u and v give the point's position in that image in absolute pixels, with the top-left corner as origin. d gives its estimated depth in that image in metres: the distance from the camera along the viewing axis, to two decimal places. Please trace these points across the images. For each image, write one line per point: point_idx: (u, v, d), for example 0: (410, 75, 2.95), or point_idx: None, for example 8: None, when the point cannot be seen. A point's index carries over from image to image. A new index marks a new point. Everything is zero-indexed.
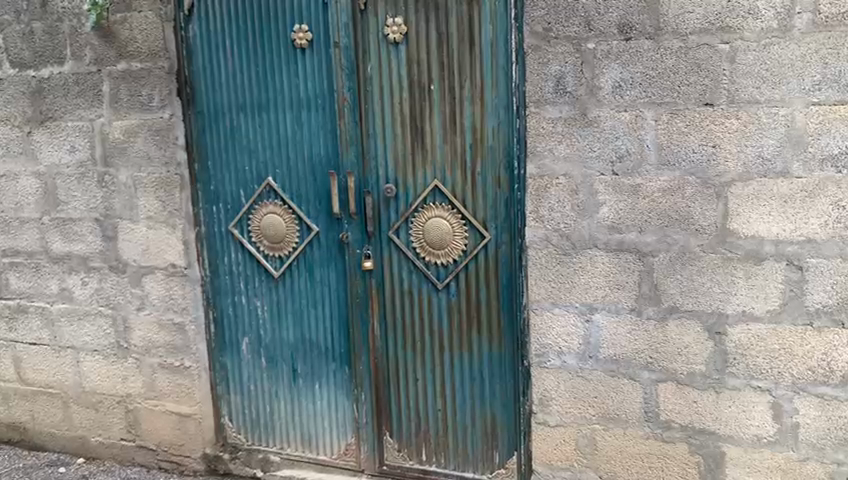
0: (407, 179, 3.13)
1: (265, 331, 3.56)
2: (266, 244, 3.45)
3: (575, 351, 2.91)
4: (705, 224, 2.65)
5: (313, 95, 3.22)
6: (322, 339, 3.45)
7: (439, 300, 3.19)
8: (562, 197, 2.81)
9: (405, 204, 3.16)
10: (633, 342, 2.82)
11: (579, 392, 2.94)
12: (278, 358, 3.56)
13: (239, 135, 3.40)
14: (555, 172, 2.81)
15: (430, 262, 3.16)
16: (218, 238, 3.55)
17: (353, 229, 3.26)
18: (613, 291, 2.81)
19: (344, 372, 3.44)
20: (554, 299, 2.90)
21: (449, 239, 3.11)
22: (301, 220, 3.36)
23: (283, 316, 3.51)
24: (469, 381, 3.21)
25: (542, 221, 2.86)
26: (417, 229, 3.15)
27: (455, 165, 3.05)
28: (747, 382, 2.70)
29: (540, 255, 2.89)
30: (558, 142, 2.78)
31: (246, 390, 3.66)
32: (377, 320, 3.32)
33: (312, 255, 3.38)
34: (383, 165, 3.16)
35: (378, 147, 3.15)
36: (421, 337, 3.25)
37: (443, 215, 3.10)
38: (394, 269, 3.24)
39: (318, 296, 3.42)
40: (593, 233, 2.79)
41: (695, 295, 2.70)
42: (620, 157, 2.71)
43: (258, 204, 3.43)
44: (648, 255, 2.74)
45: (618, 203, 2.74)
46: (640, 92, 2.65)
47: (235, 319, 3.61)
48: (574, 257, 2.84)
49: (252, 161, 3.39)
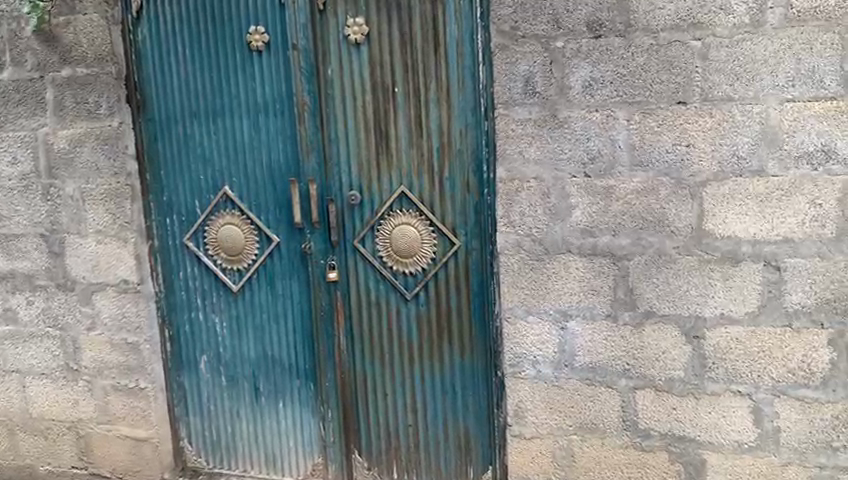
0: (372, 185, 3.01)
1: (224, 348, 3.40)
2: (224, 256, 3.29)
3: (549, 360, 2.81)
4: (680, 226, 2.57)
5: (271, 99, 3.08)
6: (285, 354, 3.30)
7: (408, 310, 3.07)
8: (534, 200, 2.71)
9: (370, 211, 3.03)
10: (610, 349, 2.73)
11: (555, 401, 2.84)
12: (239, 376, 3.40)
13: (193, 142, 3.24)
14: (526, 175, 2.70)
15: (398, 272, 3.04)
16: (172, 252, 3.38)
17: (316, 239, 3.12)
18: (588, 297, 2.71)
19: (309, 389, 3.29)
20: (527, 306, 2.79)
21: (417, 247, 2.99)
22: (261, 230, 3.21)
23: (243, 332, 3.35)
24: (441, 394, 3.09)
25: (513, 225, 2.75)
26: (384, 238, 3.03)
27: (422, 169, 2.94)
28: (727, 386, 2.63)
29: (512, 261, 2.77)
30: (527, 144, 2.68)
31: (206, 411, 3.49)
32: (343, 334, 3.18)
33: (273, 267, 3.23)
34: (345, 172, 3.03)
35: (341, 153, 3.02)
36: (390, 350, 3.13)
37: (410, 222, 2.98)
38: (360, 280, 3.11)
39: (280, 310, 3.27)
40: (566, 237, 2.69)
41: (672, 299, 2.63)
42: (592, 159, 2.62)
43: (214, 215, 3.27)
44: (623, 259, 2.65)
45: (591, 206, 2.65)
46: (611, 92, 2.57)
47: (192, 337, 3.44)
48: (547, 263, 2.73)
49: (208, 169, 3.24)
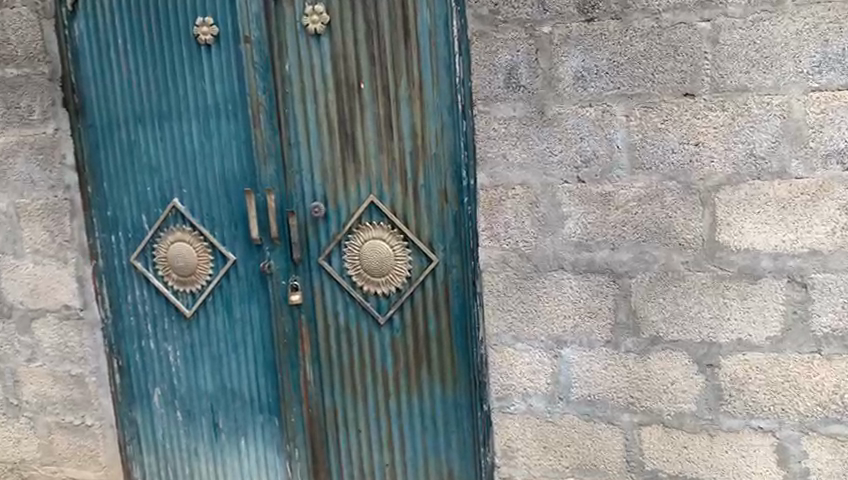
0: (338, 196, 2.65)
1: (179, 380, 3.04)
2: (175, 277, 2.94)
3: (542, 392, 2.45)
4: (690, 238, 2.22)
5: (223, 100, 2.73)
6: (246, 386, 2.93)
7: (381, 336, 2.71)
8: (520, 210, 2.35)
9: (336, 225, 2.67)
10: (611, 380, 2.37)
11: (549, 440, 2.48)
12: (196, 411, 3.04)
13: (138, 150, 2.88)
14: (511, 181, 2.35)
15: (369, 292, 2.68)
16: (119, 273, 3.02)
17: (276, 257, 2.76)
18: (585, 320, 2.36)
19: (273, 424, 2.93)
20: (515, 332, 2.43)
21: (390, 265, 2.63)
22: (215, 248, 2.86)
23: (199, 362, 2.99)
24: (421, 430, 2.73)
25: (497, 240, 2.40)
26: (352, 254, 2.67)
27: (394, 176, 2.59)
28: (746, 422, 2.28)
29: (496, 280, 2.42)
30: (511, 146, 2.33)
31: (161, 450, 3.12)
32: (309, 363, 2.81)
33: (230, 289, 2.88)
34: (307, 180, 2.67)
35: (302, 160, 2.66)
36: (362, 380, 2.76)
37: (381, 237, 2.63)
38: (326, 302, 2.75)
39: (240, 337, 2.91)
40: (558, 252, 2.34)
41: (681, 322, 2.28)
42: (586, 161, 2.27)
43: (163, 231, 2.91)
44: (624, 276, 2.29)
45: (586, 216, 2.29)
46: (607, 83, 2.22)
47: (143, 367, 3.07)
48: (536, 282, 2.38)
49: (154, 180, 2.88)
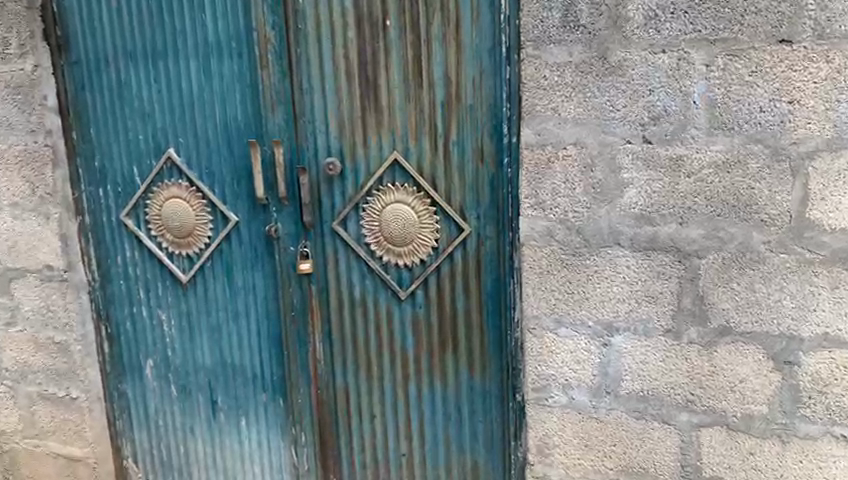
0: (356, 151, 2.31)
1: (174, 351, 2.73)
2: (170, 238, 2.61)
3: (587, 385, 2.13)
4: (775, 213, 1.87)
5: (225, 36, 2.37)
6: (248, 362, 2.63)
7: (402, 313, 2.38)
8: (571, 174, 2.00)
9: (353, 185, 2.33)
10: (668, 374, 2.05)
11: (592, 438, 2.17)
12: (191, 386, 2.74)
13: (130, 92, 2.53)
14: (562, 140, 1.99)
15: (390, 263, 2.35)
16: (107, 231, 2.70)
17: (284, 219, 2.43)
18: (642, 306, 2.02)
19: (277, 404, 2.63)
20: (559, 315, 2.10)
21: (414, 233, 2.29)
22: (214, 206, 2.52)
23: (196, 332, 2.68)
24: (443, 418, 2.43)
25: (542, 209, 2.05)
26: (371, 219, 2.33)
27: (422, 131, 2.23)
28: (826, 429, 1.96)
29: (539, 255, 2.08)
30: (564, 98, 1.97)
31: (153, 427, 2.84)
32: (319, 339, 2.50)
33: (231, 253, 2.55)
34: (321, 132, 2.32)
35: (315, 108, 2.31)
36: (378, 361, 2.45)
37: (404, 200, 2.28)
38: (340, 272, 2.42)
39: (242, 308, 2.59)
40: (615, 225, 1.99)
41: (757, 312, 1.94)
42: (655, 118, 1.91)
43: (157, 186, 2.58)
44: (692, 256, 1.96)
45: (651, 184, 1.94)
46: (686, 24, 1.84)
47: (134, 336, 2.77)
48: (587, 259, 2.04)
49: (148, 126, 2.54)
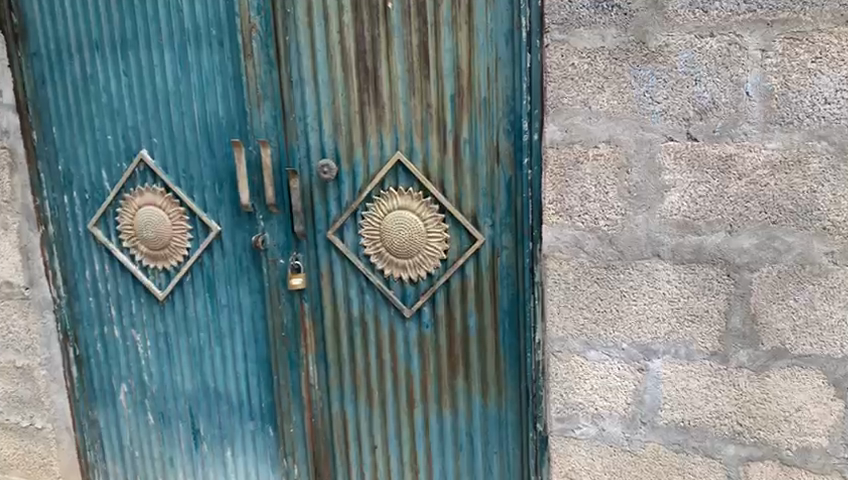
0: (353, 152, 2.04)
1: (150, 376, 2.45)
2: (144, 250, 2.33)
3: (619, 415, 1.88)
4: (840, 220, 1.62)
5: (204, 23, 2.10)
6: (234, 387, 2.36)
7: (406, 333, 2.12)
8: (604, 177, 1.75)
9: (351, 191, 2.07)
10: (713, 403, 1.80)
11: (625, 474, 1.92)
12: (170, 414, 2.46)
13: (96, 87, 2.25)
14: (593, 137, 1.74)
15: (392, 278, 2.09)
16: (74, 243, 2.42)
17: (273, 228, 2.17)
18: (684, 326, 1.78)
19: (266, 434, 2.36)
20: (588, 337, 1.85)
21: (420, 243, 2.03)
22: (193, 214, 2.25)
23: (174, 355, 2.40)
24: (452, 450, 2.16)
25: (569, 216, 1.80)
26: (371, 228, 2.06)
27: (428, 128, 1.97)
28: None
29: (566, 269, 1.83)
30: (596, 89, 1.72)
31: (128, 459, 2.56)
32: (314, 362, 2.24)
33: (213, 266, 2.28)
34: (313, 131, 2.06)
35: (307, 104, 2.05)
36: (379, 387, 2.18)
37: (409, 207, 2.02)
38: (336, 288, 2.16)
39: (226, 327, 2.32)
40: (654, 234, 1.75)
41: (817, 332, 1.69)
42: (701, 112, 1.66)
43: (129, 192, 2.30)
44: (743, 269, 1.71)
45: (696, 187, 1.70)
46: (738, 3, 1.59)
47: (105, 359, 2.49)
48: (621, 273, 1.79)
49: (117, 125, 2.26)
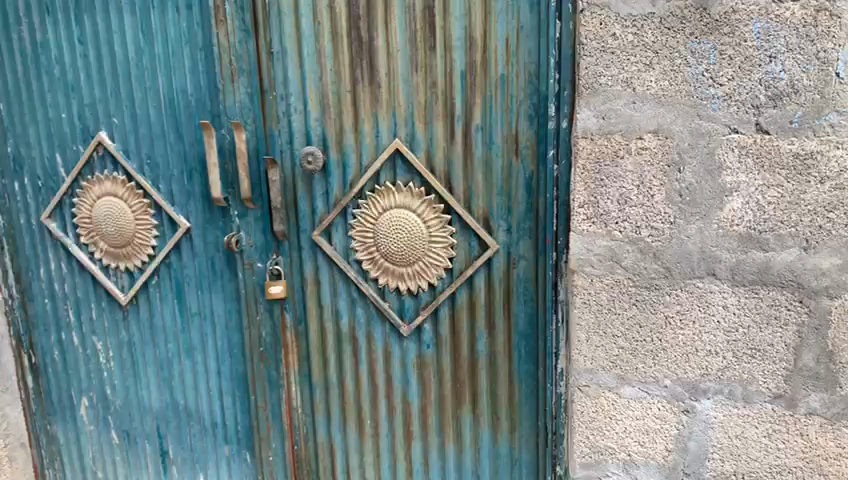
0: (344, 138, 1.72)
1: (113, 389, 2.15)
2: (104, 247, 2.02)
3: (657, 464, 1.55)
4: None
5: None
6: (206, 406, 2.05)
7: (403, 353, 1.80)
8: (649, 177, 1.41)
9: (340, 184, 1.75)
10: (775, 456, 1.47)
11: None
12: (136, 433, 2.15)
13: (47, 56, 1.93)
14: (637, 126, 1.40)
15: (387, 288, 1.76)
16: (26, 236, 2.11)
17: (250, 226, 1.84)
18: (742, 362, 1.44)
19: (243, 461, 2.05)
20: (622, 370, 1.52)
21: (421, 249, 1.69)
22: (159, 207, 1.93)
23: (140, 367, 2.09)
24: None
25: (604, 223, 1.46)
26: (363, 230, 1.74)
27: (433, 111, 1.63)
28: None
29: (598, 288, 1.50)
30: (642, 66, 1.38)
31: None
32: (296, 382, 1.92)
33: (182, 268, 1.96)
34: (297, 113, 1.73)
35: (289, 80, 1.71)
36: (372, 414, 1.86)
37: (408, 206, 1.69)
38: (322, 297, 1.84)
39: (196, 339, 2.00)
40: (709, 248, 1.41)
41: None
42: (777, 97, 1.32)
43: (86, 180, 1.99)
44: (820, 295, 1.37)
45: (765, 192, 1.35)
46: None
47: (65, 368, 2.19)
48: (666, 295, 1.45)
49: (72, 102, 1.94)
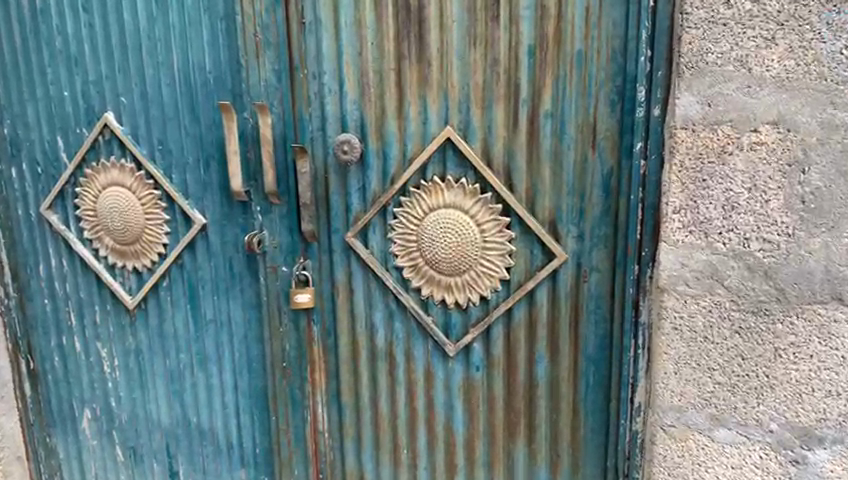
0: (385, 125, 1.47)
1: (118, 402, 1.92)
2: (109, 244, 1.79)
3: None
4: None
5: None
6: (220, 425, 1.81)
7: (448, 376, 1.55)
8: (763, 178, 1.15)
9: (380, 178, 1.50)
10: None
11: None
12: (143, 451, 1.93)
13: (48, 26, 1.69)
14: (752, 116, 1.14)
15: (432, 300, 1.51)
16: (25, 229, 1.89)
17: (274, 224, 1.61)
18: None
19: None
20: (717, 410, 1.27)
21: (473, 257, 1.44)
22: (171, 199, 1.69)
23: (147, 379, 1.86)
24: None
25: (704, 233, 1.21)
26: (406, 232, 1.49)
27: (493, 93, 1.38)
28: None
29: (693, 312, 1.24)
30: (762, 41, 1.11)
31: None
32: (323, 403, 1.68)
33: (196, 270, 1.72)
34: (331, 95, 1.49)
35: (323, 56, 1.47)
36: (410, 443, 1.62)
37: (460, 205, 1.43)
38: (356, 308, 1.60)
39: (211, 350, 1.77)
40: (837, 268, 1.14)
41: None
42: None
43: (91, 168, 1.76)
44: None
45: None
46: None
47: (65, 376, 1.97)
48: (778, 323, 1.19)
49: (75, 78, 1.71)
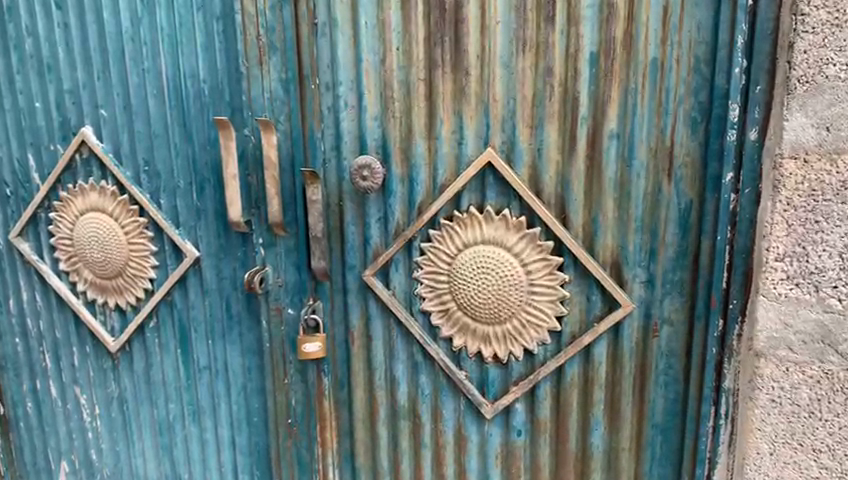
0: (412, 145, 1.23)
1: (99, 455, 1.68)
2: (88, 277, 1.55)
3: None
4: None
5: None
6: None
7: (483, 441, 1.31)
8: None
9: (405, 208, 1.26)
10: None
11: None
12: None
13: (17, 27, 1.46)
14: None
15: (465, 352, 1.27)
16: None
17: (280, 259, 1.38)
18: None
19: None
20: None
21: (517, 303, 1.20)
22: (158, 228, 1.46)
23: (132, 431, 1.62)
24: None
25: (815, 286, 0.97)
26: (436, 272, 1.25)
27: (544, 110, 1.14)
28: None
29: (797, 381, 1.01)
30: None
31: None
32: (335, 465, 1.45)
33: (187, 310, 1.49)
34: (348, 109, 1.25)
35: (339, 63, 1.24)
36: None
37: (502, 241, 1.20)
38: (374, 358, 1.36)
39: (205, 401, 1.53)
40: None
41: None
42: None
43: (67, 190, 1.52)
44: None
45: None
46: None
47: (40, 424, 1.74)
48: None
49: (47, 88, 1.47)
